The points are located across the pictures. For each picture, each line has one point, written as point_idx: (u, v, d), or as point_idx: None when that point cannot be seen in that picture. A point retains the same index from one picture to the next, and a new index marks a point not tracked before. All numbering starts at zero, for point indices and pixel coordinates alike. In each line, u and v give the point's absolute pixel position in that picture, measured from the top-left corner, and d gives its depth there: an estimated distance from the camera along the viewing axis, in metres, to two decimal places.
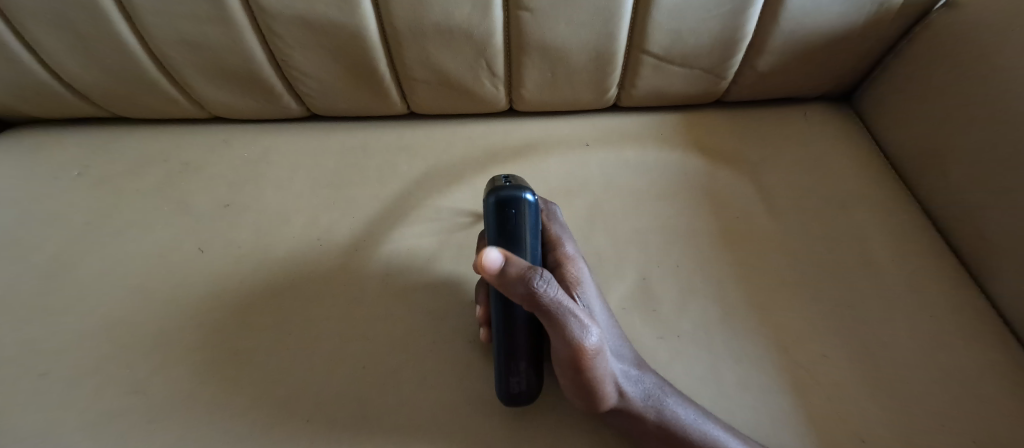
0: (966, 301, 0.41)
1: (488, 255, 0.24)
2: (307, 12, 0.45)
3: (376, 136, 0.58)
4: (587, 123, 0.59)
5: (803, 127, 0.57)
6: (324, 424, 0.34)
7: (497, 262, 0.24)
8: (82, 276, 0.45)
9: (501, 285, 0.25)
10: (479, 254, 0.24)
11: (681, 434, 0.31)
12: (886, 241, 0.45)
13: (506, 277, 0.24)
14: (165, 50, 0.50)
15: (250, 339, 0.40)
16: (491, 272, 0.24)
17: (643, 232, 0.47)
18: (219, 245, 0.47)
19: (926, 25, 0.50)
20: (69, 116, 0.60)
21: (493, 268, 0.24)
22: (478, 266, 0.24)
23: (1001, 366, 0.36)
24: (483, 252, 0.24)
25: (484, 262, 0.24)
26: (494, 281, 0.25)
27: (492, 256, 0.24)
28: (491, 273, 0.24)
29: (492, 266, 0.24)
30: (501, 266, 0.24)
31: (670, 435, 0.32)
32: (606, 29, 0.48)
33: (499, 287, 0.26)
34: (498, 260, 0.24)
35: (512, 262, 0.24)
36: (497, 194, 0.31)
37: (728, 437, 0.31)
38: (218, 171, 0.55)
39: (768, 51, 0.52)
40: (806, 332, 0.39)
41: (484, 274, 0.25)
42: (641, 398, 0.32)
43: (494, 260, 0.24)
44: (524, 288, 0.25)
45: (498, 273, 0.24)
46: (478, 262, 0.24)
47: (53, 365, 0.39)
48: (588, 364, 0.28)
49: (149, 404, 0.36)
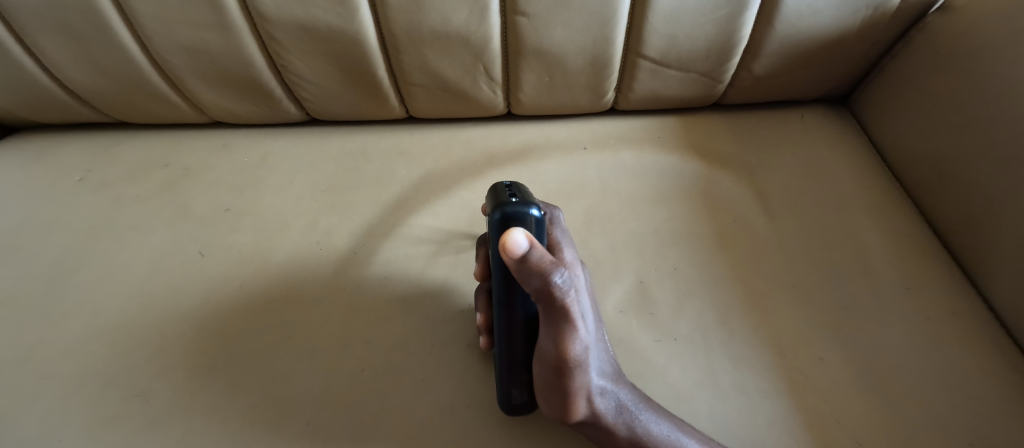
0: (962, 302, 0.41)
1: (513, 236, 0.24)
2: (306, 18, 0.45)
3: (375, 140, 0.58)
4: (584, 126, 0.60)
5: (799, 130, 0.58)
6: (321, 429, 0.34)
7: (521, 246, 0.24)
8: (80, 280, 0.45)
9: (519, 272, 0.25)
10: (505, 236, 0.24)
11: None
12: (883, 243, 0.46)
13: (526, 262, 0.24)
14: (166, 56, 0.50)
15: (249, 341, 0.40)
16: (513, 255, 0.24)
17: (641, 235, 0.47)
18: (217, 248, 0.47)
19: (920, 28, 0.50)
20: (68, 121, 0.60)
21: (516, 252, 0.24)
22: (503, 247, 0.25)
23: (995, 366, 0.37)
24: (508, 235, 0.24)
25: (509, 244, 0.24)
26: (513, 265, 0.25)
27: (518, 238, 0.24)
28: (512, 257, 0.24)
29: (516, 249, 0.24)
30: (524, 251, 0.24)
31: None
32: (603, 34, 0.48)
33: (515, 272, 0.26)
34: (522, 245, 0.24)
35: (535, 250, 0.24)
36: (502, 210, 0.28)
37: None
38: (217, 175, 0.55)
39: (764, 55, 0.52)
40: (802, 334, 0.39)
41: (506, 256, 0.25)
42: (612, 414, 0.31)
43: (519, 243, 0.24)
44: (539, 279, 0.24)
45: (519, 258, 0.24)
46: (503, 243, 0.24)
47: (53, 368, 0.38)
48: (565, 367, 0.28)
49: (148, 407, 0.36)
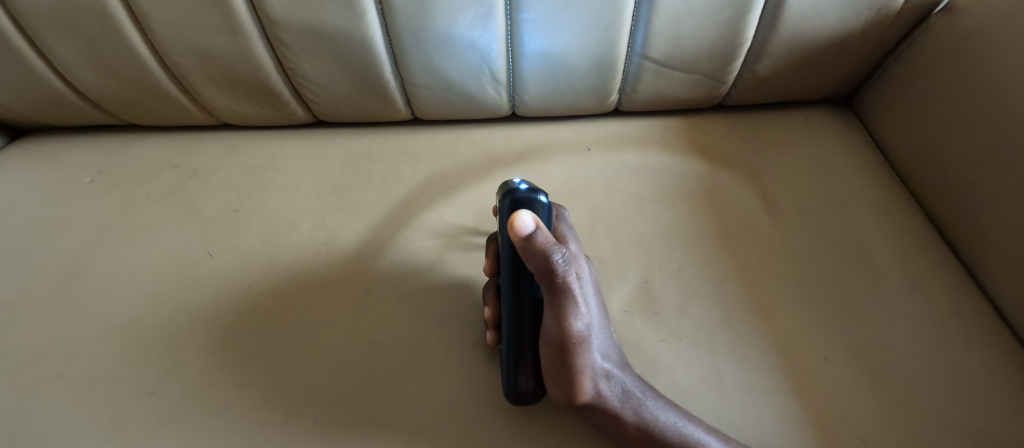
0: (968, 303, 0.41)
1: (522, 215, 0.25)
2: (313, 22, 0.46)
3: (380, 142, 0.59)
4: (588, 127, 0.60)
5: (803, 130, 0.58)
6: (330, 427, 0.34)
7: (528, 226, 0.25)
8: (92, 281, 0.46)
9: (524, 251, 0.26)
10: (512, 216, 0.25)
11: (657, 437, 0.31)
12: (888, 244, 0.46)
13: (531, 242, 0.25)
14: (176, 59, 0.51)
15: (258, 339, 0.40)
16: (520, 234, 0.25)
17: (645, 236, 0.47)
18: (227, 248, 0.48)
19: (924, 28, 0.50)
20: (79, 123, 0.61)
21: (523, 230, 0.25)
22: (510, 226, 0.25)
23: (1001, 367, 0.36)
24: (517, 215, 0.25)
25: (516, 223, 0.25)
26: (519, 245, 0.26)
27: (526, 217, 0.25)
28: (519, 236, 0.25)
29: (523, 227, 0.25)
30: (530, 231, 0.25)
31: (648, 437, 0.31)
32: (606, 37, 0.49)
33: (520, 252, 0.26)
34: (529, 225, 0.25)
35: (541, 230, 0.25)
36: (511, 196, 0.29)
37: (708, 439, 0.30)
38: (226, 176, 0.55)
39: (767, 57, 0.52)
40: (807, 334, 0.39)
41: (513, 235, 0.26)
42: (618, 399, 0.31)
43: (526, 222, 0.25)
44: (542, 257, 0.25)
45: (525, 237, 0.25)
46: (510, 223, 0.25)
47: (67, 367, 0.39)
48: (571, 349, 0.28)
49: (159, 407, 0.36)
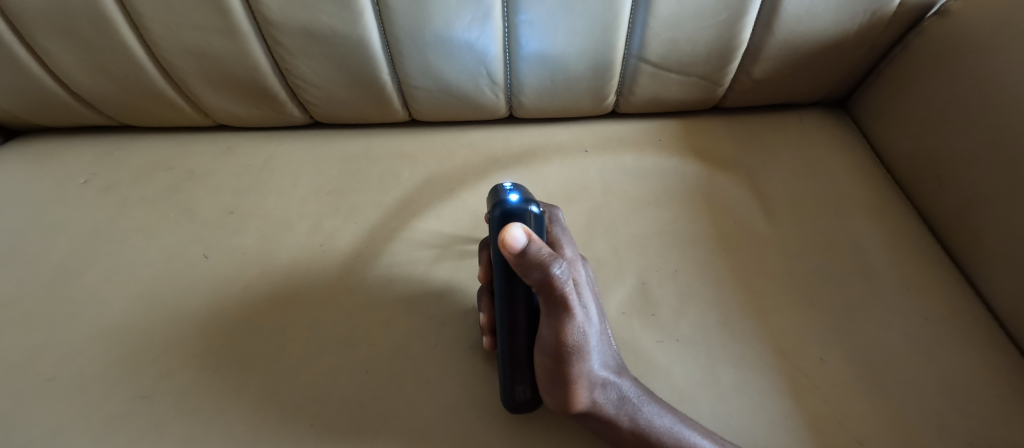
0: (963, 304, 0.41)
1: (512, 230, 0.23)
2: (312, 23, 0.46)
3: (378, 143, 0.59)
4: (586, 128, 0.60)
5: (798, 133, 0.58)
6: (327, 430, 0.34)
7: (520, 240, 0.23)
8: (87, 282, 0.45)
9: (519, 266, 0.24)
10: (502, 231, 0.23)
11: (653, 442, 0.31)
12: (883, 245, 0.46)
13: (524, 256, 0.24)
14: (172, 60, 0.50)
15: (254, 341, 0.40)
16: (513, 250, 0.23)
17: (642, 237, 0.47)
18: (222, 250, 0.47)
19: (918, 31, 0.51)
20: (73, 124, 0.60)
21: (516, 246, 0.23)
22: (501, 241, 0.24)
23: (994, 368, 0.37)
24: (507, 229, 0.23)
25: (507, 239, 0.23)
26: (512, 260, 0.24)
27: (516, 232, 0.23)
28: (511, 251, 0.23)
29: (515, 242, 0.23)
30: (523, 245, 0.23)
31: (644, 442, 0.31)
32: (604, 39, 0.49)
33: (514, 265, 0.25)
34: (521, 239, 0.23)
35: (534, 243, 0.24)
36: (501, 208, 0.28)
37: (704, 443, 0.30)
38: (222, 178, 0.55)
39: (763, 59, 0.53)
40: (803, 335, 0.40)
41: (505, 252, 0.24)
42: (614, 405, 0.31)
43: (517, 237, 0.23)
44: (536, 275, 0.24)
45: (519, 252, 0.23)
46: (501, 237, 0.23)
47: (61, 369, 0.39)
48: (568, 362, 0.28)
49: (155, 410, 0.36)
